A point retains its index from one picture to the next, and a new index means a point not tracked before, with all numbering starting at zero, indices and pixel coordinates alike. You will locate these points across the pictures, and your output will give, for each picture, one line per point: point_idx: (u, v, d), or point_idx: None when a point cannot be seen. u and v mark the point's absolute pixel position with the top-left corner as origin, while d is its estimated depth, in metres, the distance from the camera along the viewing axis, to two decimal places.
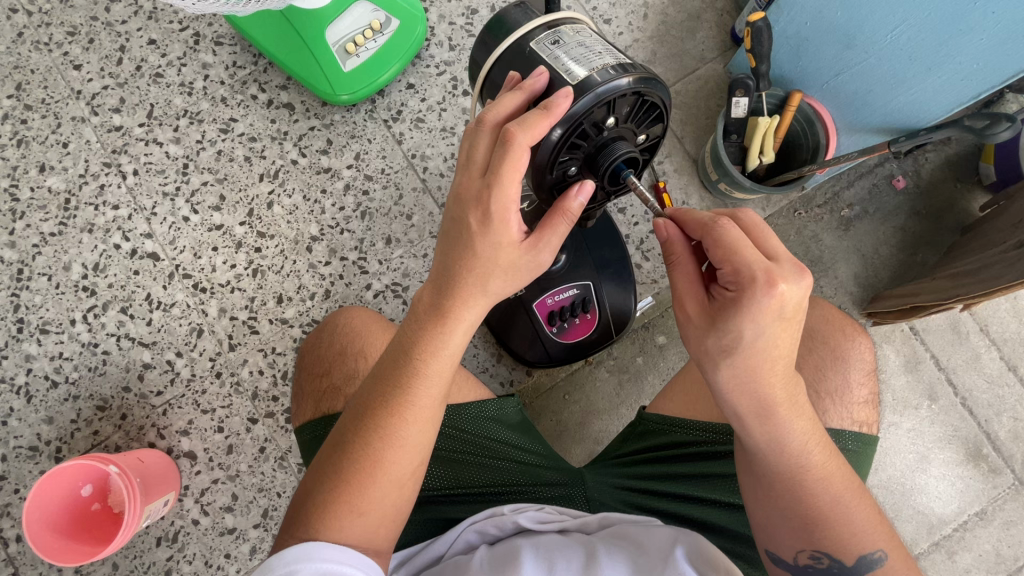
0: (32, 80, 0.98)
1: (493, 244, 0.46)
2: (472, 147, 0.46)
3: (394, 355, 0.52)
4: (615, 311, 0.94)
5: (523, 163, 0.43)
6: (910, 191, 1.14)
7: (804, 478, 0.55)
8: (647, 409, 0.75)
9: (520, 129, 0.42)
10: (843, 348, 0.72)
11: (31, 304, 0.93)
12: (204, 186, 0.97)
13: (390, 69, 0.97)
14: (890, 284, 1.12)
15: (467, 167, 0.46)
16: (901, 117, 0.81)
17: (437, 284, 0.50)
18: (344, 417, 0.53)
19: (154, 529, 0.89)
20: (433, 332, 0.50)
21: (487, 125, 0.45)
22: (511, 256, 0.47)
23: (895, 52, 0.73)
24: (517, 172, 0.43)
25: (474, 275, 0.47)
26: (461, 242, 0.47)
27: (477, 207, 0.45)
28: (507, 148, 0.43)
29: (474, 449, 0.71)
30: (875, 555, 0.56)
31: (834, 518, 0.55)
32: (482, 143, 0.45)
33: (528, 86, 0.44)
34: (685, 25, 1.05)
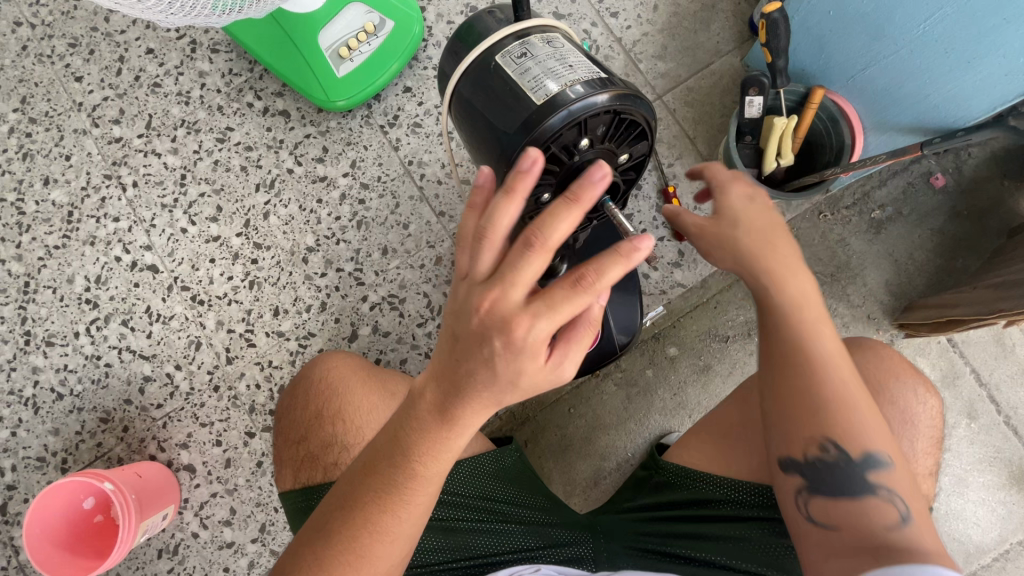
0: (35, 93, 0.99)
1: (516, 369, 0.41)
2: (518, 266, 0.38)
3: (389, 454, 0.48)
4: (619, 324, 0.88)
5: (579, 304, 0.39)
6: (950, 191, 1.05)
7: (852, 402, 0.51)
8: (665, 458, 0.70)
9: (596, 275, 0.39)
10: (914, 410, 0.65)
11: (37, 317, 0.94)
12: (202, 197, 0.96)
13: (386, 71, 0.93)
14: (926, 292, 1.03)
15: (500, 281, 0.39)
16: (935, 116, 0.73)
17: (444, 385, 0.44)
18: (335, 491, 0.51)
19: (155, 541, 0.89)
20: (435, 435, 0.46)
21: (549, 249, 0.38)
22: (535, 376, 0.42)
23: (928, 43, 0.65)
24: (573, 310, 0.39)
25: (488, 394, 0.43)
26: (479, 361, 0.41)
27: (501, 333, 0.40)
28: (580, 288, 0.39)
29: (470, 507, 0.69)
30: (907, 521, 0.49)
31: (872, 454, 0.51)
32: (535, 267, 0.38)
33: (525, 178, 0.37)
34: (699, 15, 0.98)
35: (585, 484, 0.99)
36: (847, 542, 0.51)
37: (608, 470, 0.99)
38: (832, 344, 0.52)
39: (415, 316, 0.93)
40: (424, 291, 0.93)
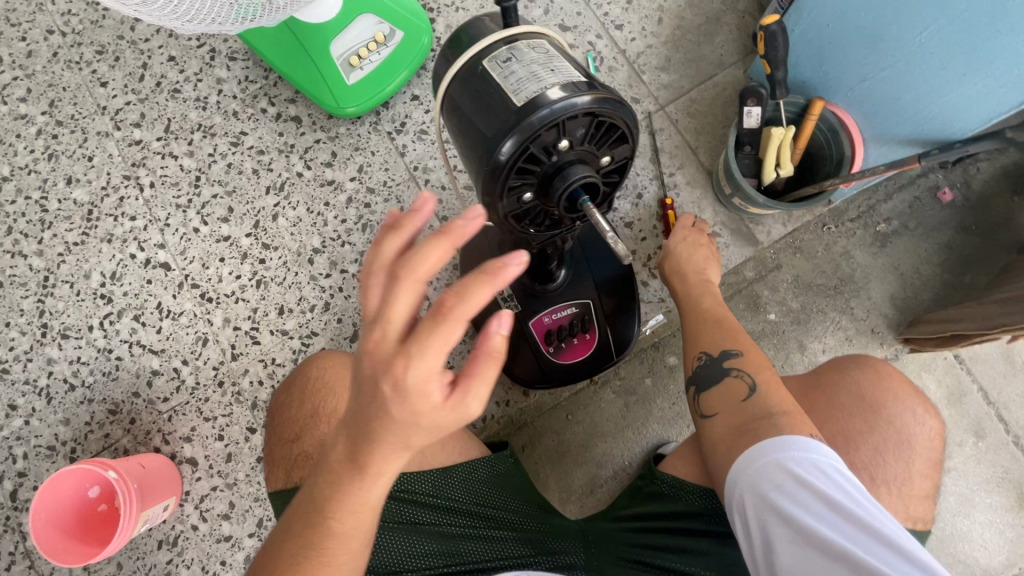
0: (63, 97, 1.04)
1: (409, 409, 0.39)
2: (386, 300, 0.38)
3: (305, 512, 0.45)
4: (615, 332, 0.89)
5: (448, 334, 0.37)
6: (958, 206, 1.04)
7: (716, 324, 0.70)
8: (659, 469, 0.70)
9: (455, 300, 0.36)
10: (909, 430, 0.64)
11: (54, 310, 0.98)
12: (214, 198, 1.00)
13: (396, 79, 0.97)
14: (932, 306, 1.02)
15: (376, 321, 0.38)
16: (934, 129, 0.73)
17: (352, 432, 0.43)
18: (261, 553, 0.47)
19: (156, 532, 0.91)
20: (348, 490, 0.43)
21: (412, 274, 0.37)
22: (434, 416, 0.39)
23: (924, 55, 0.66)
24: (450, 339, 0.37)
25: (392, 437, 0.41)
26: (374, 404, 0.40)
27: (386, 373, 0.38)
28: (437, 319, 0.36)
29: (462, 513, 0.68)
30: (760, 396, 0.61)
31: (729, 350, 0.67)
32: (405, 295, 0.38)
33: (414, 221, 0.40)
34: (702, 29, 1.00)
35: (581, 493, 0.99)
36: (726, 426, 0.61)
37: (604, 479, 0.99)
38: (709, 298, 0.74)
39: None
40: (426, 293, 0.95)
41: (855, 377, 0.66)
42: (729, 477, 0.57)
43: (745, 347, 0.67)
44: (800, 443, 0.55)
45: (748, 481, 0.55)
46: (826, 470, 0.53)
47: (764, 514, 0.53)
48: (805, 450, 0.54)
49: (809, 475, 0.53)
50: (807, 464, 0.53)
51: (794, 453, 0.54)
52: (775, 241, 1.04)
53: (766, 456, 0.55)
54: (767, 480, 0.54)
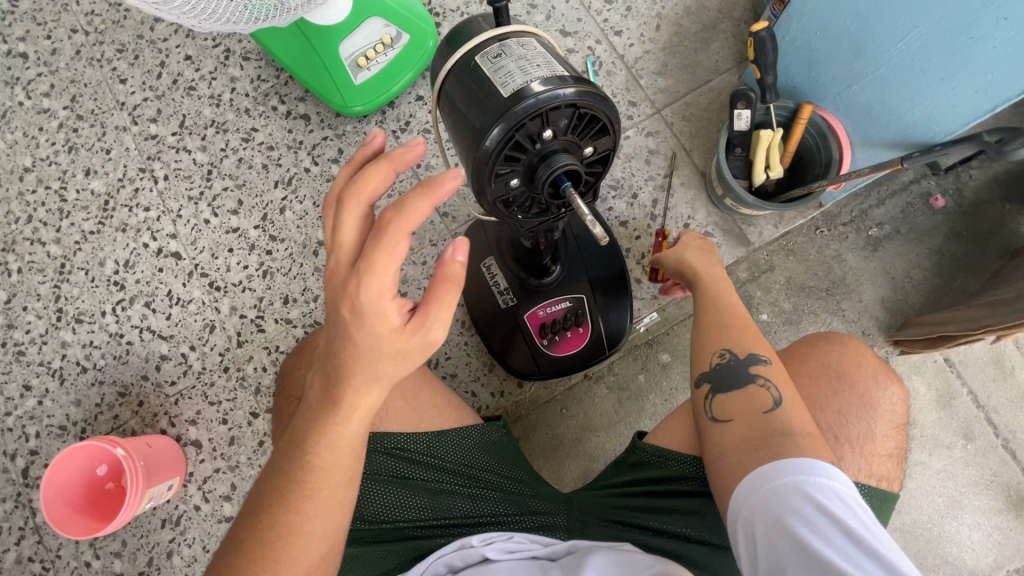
0: (84, 93, 1.09)
1: (371, 331, 0.46)
2: (342, 229, 0.47)
3: (287, 451, 0.51)
4: (608, 327, 0.91)
5: (399, 251, 0.44)
6: (950, 211, 1.05)
7: (742, 326, 0.68)
8: (641, 439, 0.71)
9: (396, 214, 0.43)
10: (871, 395, 0.66)
11: (69, 296, 1.02)
12: (225, 191, 1.04)
13: (402, 79, 1.01)
14: (923, 310, 1.03)
15: (336, 251, 0.48)
16: (916, 133, 0.76)
17: (328, 363, 0.49)
18: (258, 483, 0.54)
19: (160, 511, 0.94)
20: (325, 424, 0.50)
21: (357, 200, 0.46)
22: (395, 336, 0.46)
23: (905, 62, 0.69)
24: (394, 256, 0.44)
25: (361, 361, 0.47)
26: (343, 330, 0.47)
27: (349, 297, 0.46)
28: (381, 232, 0.44)
29: (452, 473, 0.72)
30: (783, 412, 0.60)
31: (754, 356, 0.65)
32: (353, 221, 0.47)
33: (397, 157, 0.46)
34: (699, 35, 1.03)
35: (573, 483, 1.01)
36: (744, 435, 0.60)
37: (596, 471, 1.01)
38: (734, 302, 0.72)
39: None
40: (425, 286, 0.98)
41: (822, 349, 0.69)
42: (743, 491, 0.56)
43: (770, 356, 0.65)
44: (823, 468, 0.54)
45: (764, 498, 0.54)
46: (846, 500, 0.52)
47: (776, 533, 0.52)
48: (827, 476, 0.53)
49: (829, 502, 0.51)
50: (827, 490, 0.52)
51: (817, 477, 0.53)
52: (768, 243, 1.06)
53: (787, 476, 0.54)
54: (784, 506, 0.52)
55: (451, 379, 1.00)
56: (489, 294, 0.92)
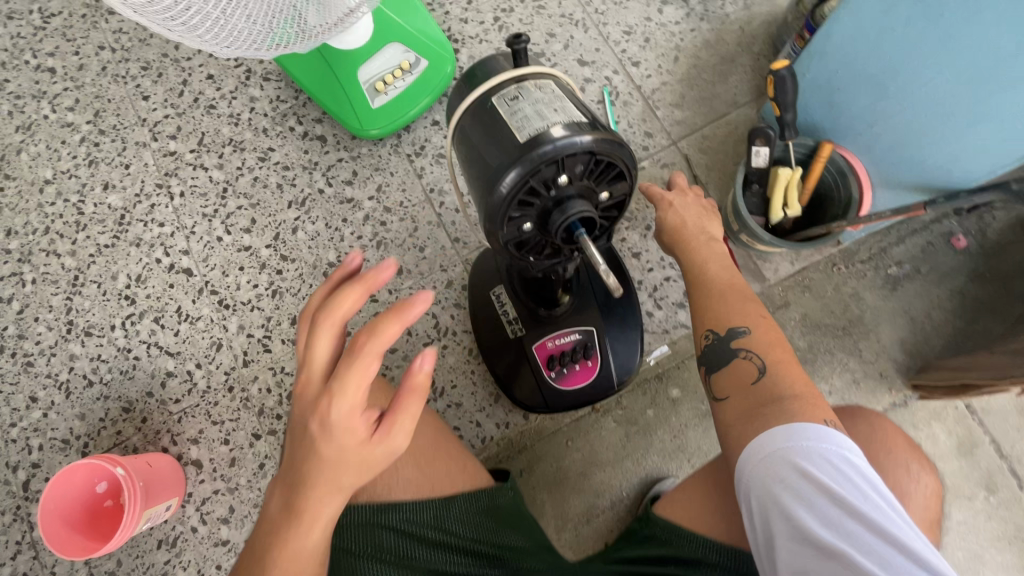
0: (107, 109, 1.10)
1: (338, 445, 0.48)
2: (316, 347, 0.51)
3: (249, 563, 0.51)
4: (618, 361, 0.89)
5: (367, 371, 0.48)
6: (972, 253, 1.03)
7: (721, 297, 0.68)
8: (655, 511, 0.71)
9: (368, 338, 0.47)
10: (903, 486, 0.64)
11: (81, 309, 1.02)
12: (239, 210, 1.04)
13: (419, 104, 1.02)
14: (944, 353, 1.00)
15: (307, 369, 0.51)
16: (940, 176, 0.75)
17: (292, 475, 0.50)
18: None
19: (157, 531, 0.93)
20: (285, 533, 0.50)
21: (330, 323, 0.51)
22: (360, 449, 0.49)
23: (931, 105, 0.68)
24: (365, 375, 0.48)
25: (326, 474, 0.49)
26: (310, 444, 0.49)
27: (318, 414, 0.48)
28: (355, 355, 0.47)
29: (459, 550, 0.69)
30: (771, 378, 0.60)
31: (736, 330, 0.65)
32: (325, 343, 0.51)
33: (370, 280, 0.50)
34: (718, 68, 1.03)
35: (577, 520, 0.98)
36: (741, 411, 0.60)
37: (601, 507, 0.98)
38: (719, 269, 0.70)
39: (422, 335, 0.98)
40: (434, 312, 0.98)
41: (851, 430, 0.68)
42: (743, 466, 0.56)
43: (754, 323, 0.65)
44: (823, 436, 0.53)
45: (764, 474, 0.54)
46: (846, 468, 0.52)
47: (776, 509, 0.52)
48: (828, 444, 0.53)
49: (829, 473, 0.52)
50: (828, 460, 0.52)
51: (817, 447, 0.53)
52: (784, 280, 1.04)
53: (786, 448, 0.54)
54: (773, 474, 0.53)
55: (454, 409, 0.97)
56: (497, 322, 0.91)
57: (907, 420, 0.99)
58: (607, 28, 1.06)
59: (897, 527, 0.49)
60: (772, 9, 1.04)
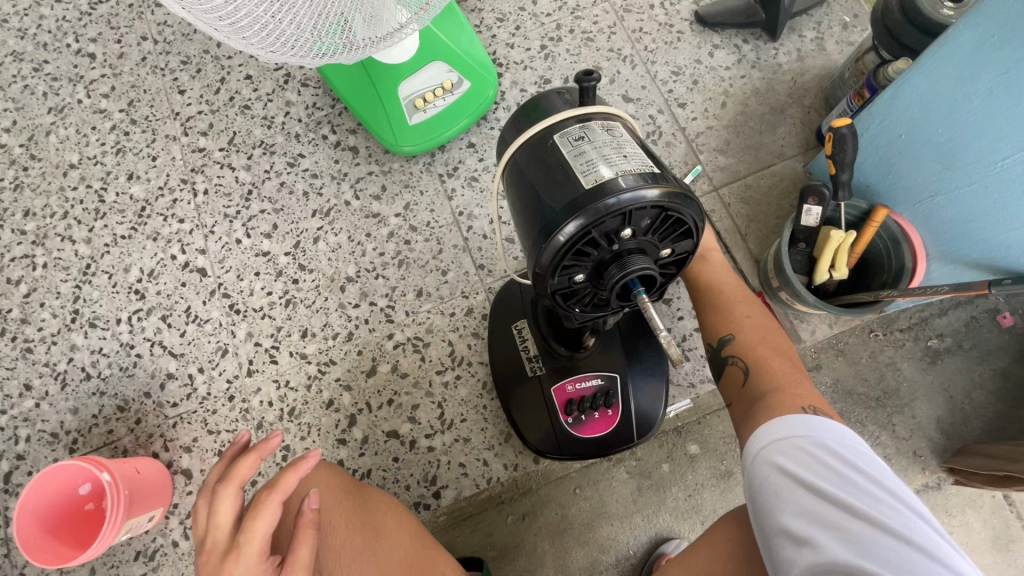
0: (142, 99, 1.09)
1: None
2: (220, 509, 0.57)
3: None
4: (640, 413, 0.84)
5: (265, 514, 0.54)
6: (1018, 332, 0.98)
7: (711, 308, 0.71)
8: None
9: (266, 490, 0.56)
10: None
11: (88, 298, 0.99)
12: (262, 214, 1.01)
13: (456, 125, 0.99)
14: (983, 437, 0.94)
15: (213, 535, 0.57)
16: (1006, 256, 0.72)
17: None
18: None
19: (136, 542, 0.88)
20: None
21: (230, 488, 0.58)
22: None
23: (1004, 183, 0.65)
24: (263, 519, 0.54)
25: None
26: None
27: (225, 561, 0.54)
28: (256, 506, 0.55)
29: None
30: (758, 379, 0.62)
31: (725, 337, 0.67)
32: (228, 505, 0.57)
33: (262, 448, 0.61)
34: (766, 118, 1.00)
35: None
36: (736, 414, 0.62)
37: (605, 564, 0.90)
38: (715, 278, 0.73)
39: (435, 362, 0.94)
40: (450, 339, 0.95)
41: None
42: (745, 456, 0.54)
43: (740, 328, 0.67)
44: (827, 426, 0.52)
45: (768, 463, 0.52)
46: (856, 460, 0.49)
47: (778, 497, 0.49)
48: (832, 434, 0.51)
49: (836, 461, 0.49)
50: (837, 450, 0.50)
51: (822, 436, 0.51)
52: (817, 341, 0.99)
53: (792, 436, 0.52)
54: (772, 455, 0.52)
55: (461, 445, 0.91)
56: (516, 356, 0.87)
57: (939, 504, 0.93)
58: (655, 66, 1.04)
59: (910, 522, 0.45)
60: (825, 64, 1.02)
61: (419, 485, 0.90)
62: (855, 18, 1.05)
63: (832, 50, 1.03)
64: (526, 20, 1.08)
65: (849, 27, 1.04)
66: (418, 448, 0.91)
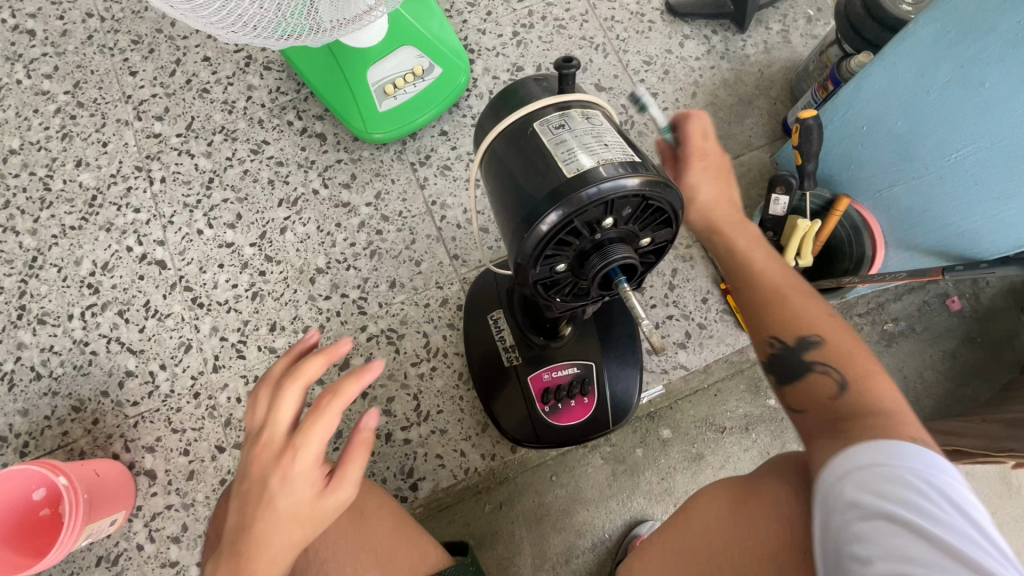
0: (89, 80, 1.02)
1: (296, 497, 0.47)
2: (278, 404, 0.49)
3: None
4: (615, 400, 0.85)
5: (328, 420, 0.47)
6: (965, 316, 1.04)
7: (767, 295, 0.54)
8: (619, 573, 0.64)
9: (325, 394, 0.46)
10: None
11: (36, 294, 0.93)
12: (224, 203, 0.97)
13: (428, 112, 0.96)
14: (934, 415, 1.00)
15: (267, 430, 0.49)
16: (957, 243, 0.76)
17: (235, 534, 0.48)
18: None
19: (96, 547, 0.84)
20: None
21: (296, 388, 0.48)
22: (316, 505, 0.47)
23: (957, 174, 0.68)
24: (326, 429, 0.47)
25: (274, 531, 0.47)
26: (265, 499, 0.47)
27: (282, 465, 0.47)
28: (317, 408, 0.46)
29: None
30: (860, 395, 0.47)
31: (808, 338, 0.51)
32: (290, 405, 0.48)
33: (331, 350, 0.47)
34: (734, 109, 1.02)
35: (555, 561, 0.91)
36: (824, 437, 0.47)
37: (581, 548, 0.91)
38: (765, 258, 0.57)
39: (410, 354, 0.93)
40: (425, 330, 0.93)
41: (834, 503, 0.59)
42: (823, 478, 0.43)
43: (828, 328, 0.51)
44: (937, 461, 0.40)
45: (850, 491, 0.41)
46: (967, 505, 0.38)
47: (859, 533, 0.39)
48: (939, 470, 0.39)
49: (937, 501, 0.38)
50: (941, 488, 0.39)
51: (923, 470, 0.39)
52: None
53: (882, 462, 0.41)
54: (852, 480, 0.41)
55: (438, 436, 0.91)
56: (492, 347, 0.87)
57: None
58: (627, 55, 1.04)
59: None
60: (791, 56, 1.05)
61: (396, 477, 0.89)
62: (818, 12, 1.07)
63: (796, 43, 1.05)
64: (498, 6, 1.07)
65: (813, 20, 1.07)
66: (394, 440, 0.90)
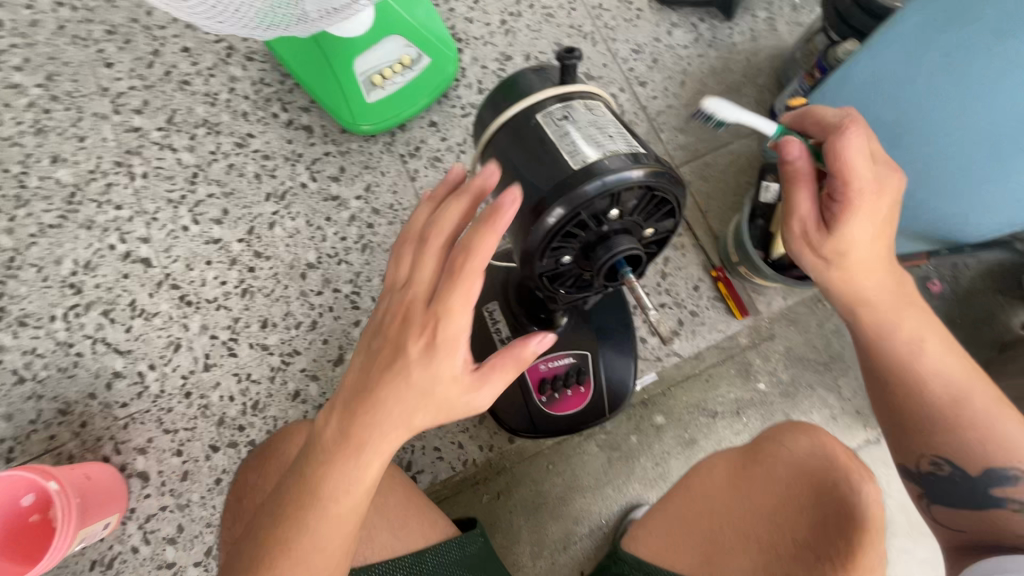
0: (63, 72, 0.99)
1: (432, 373, 0.48)
2: (419, 266, 0.50)
3: (300, 478, 0.52)
4: (611, 388, 0.86)
5: (475, 283, 0.46)
6: (945, 298, 1.07)
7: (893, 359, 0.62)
8: (624, 549, 0.70)
9: (468, 251, 0.46)
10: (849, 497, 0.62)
11: (15, 295, 0.90)
12: (210, 198, 0.95)
13: (416, 104, 0.96)
14: None
15: (407, 290, 0.50)
16: (937, 228, 0.78)
17: (353, 395, 0.51)
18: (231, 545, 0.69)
19: (90, 551, 0.83)
20: (343, 455, 0.50)
21: (438, 243, 0.49)
22: (450, 388, 0.49)
23: (940, 161, 0.70)
24: (469, 295, 0.47)
25: (404, 397, 0.49)
26: (399, 364, 0.49)
27: (422, 331, 0.48)
28: (463, 268, 0.46)
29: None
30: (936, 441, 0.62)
31: (937, 408, 0.61)
32: (432, 259, 0.50)
33: (470, 194, 0.50)
34: (723, 97, 1.02)
35: (554, 548, 0.92)
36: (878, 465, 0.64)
37: (579, 535, 0.93)
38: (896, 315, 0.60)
39: None
40: None
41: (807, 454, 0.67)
42: None
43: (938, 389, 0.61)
44: None
45: None
46: None
47: None
48: None
49: None
50: None
51: None
52: (773, 312, 1.02)
53: None
54: None
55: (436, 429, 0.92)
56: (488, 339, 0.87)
57: (879, 458, 1.00)
58: (615, 44, 1.03)
59: None
60: (777, 44, 1.05)
61: None
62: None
63: (782, 30, 1.06)
64: None
65: (798, 8, 1.08)
66: None
